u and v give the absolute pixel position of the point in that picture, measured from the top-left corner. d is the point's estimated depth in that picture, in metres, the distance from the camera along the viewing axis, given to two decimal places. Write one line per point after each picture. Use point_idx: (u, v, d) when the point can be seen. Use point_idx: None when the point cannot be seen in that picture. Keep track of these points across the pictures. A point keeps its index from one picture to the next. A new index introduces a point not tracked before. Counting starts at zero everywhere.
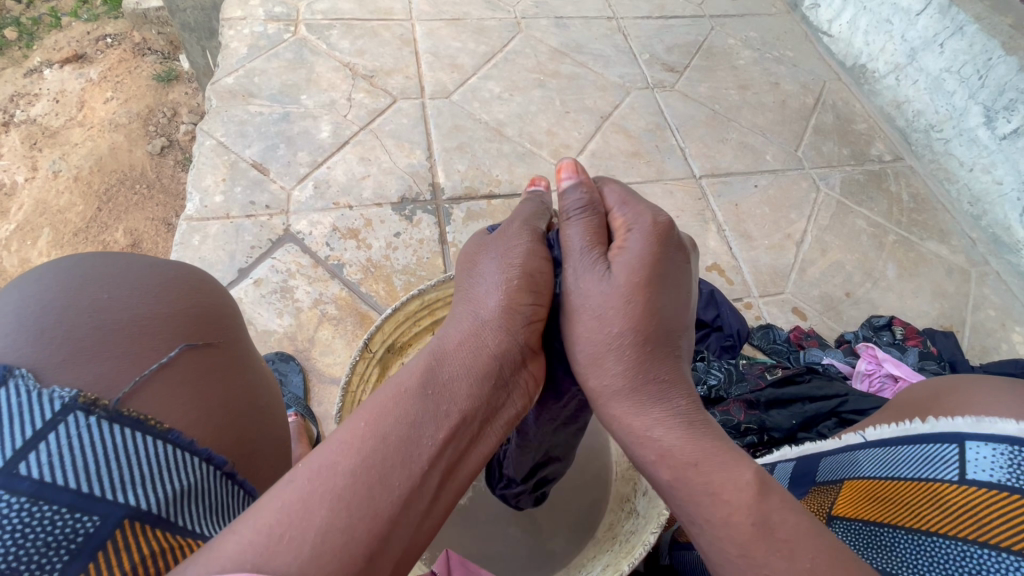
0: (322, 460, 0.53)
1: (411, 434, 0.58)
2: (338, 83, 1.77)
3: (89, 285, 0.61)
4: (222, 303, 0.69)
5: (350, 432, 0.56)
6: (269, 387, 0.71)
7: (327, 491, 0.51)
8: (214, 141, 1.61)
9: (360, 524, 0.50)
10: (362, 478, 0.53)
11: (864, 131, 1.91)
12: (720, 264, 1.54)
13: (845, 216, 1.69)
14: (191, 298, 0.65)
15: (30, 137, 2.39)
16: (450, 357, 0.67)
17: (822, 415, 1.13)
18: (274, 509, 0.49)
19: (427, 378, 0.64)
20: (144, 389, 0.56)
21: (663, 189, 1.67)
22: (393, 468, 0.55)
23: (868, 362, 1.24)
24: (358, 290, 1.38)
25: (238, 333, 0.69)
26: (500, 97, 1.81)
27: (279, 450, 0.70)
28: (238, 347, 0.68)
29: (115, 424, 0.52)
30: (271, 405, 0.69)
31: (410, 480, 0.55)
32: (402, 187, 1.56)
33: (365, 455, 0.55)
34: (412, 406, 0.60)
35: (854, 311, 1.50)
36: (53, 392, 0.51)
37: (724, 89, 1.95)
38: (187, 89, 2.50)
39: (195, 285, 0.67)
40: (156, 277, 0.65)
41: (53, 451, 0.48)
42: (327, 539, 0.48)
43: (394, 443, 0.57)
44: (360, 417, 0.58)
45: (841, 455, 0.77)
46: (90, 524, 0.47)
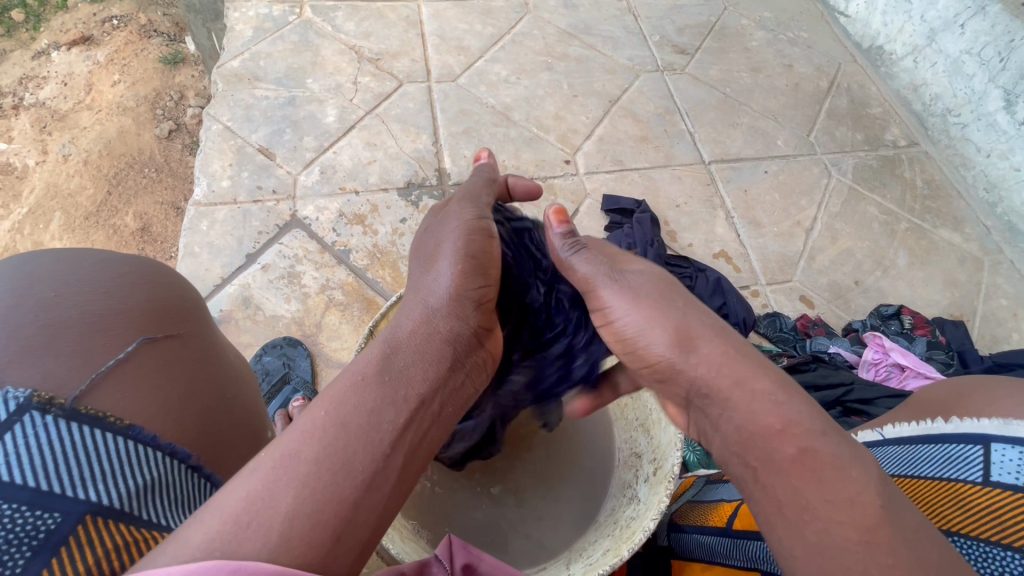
0: (283, 447, 0.53)
1: (372, 420, 0.58)
2: (344, 67, 1.75)
3: (39, 286, 0.61)
4: (181, 299, 0.69)
5: (310, 420, 0.56)
6: (238, 378, 0.71)
7: (292, 478, 0.51)
8: (221, 126, 1.61)
9: (325, 508, 0.50)
10: (325, 463, 0.53)
11: (879, 115, 1.87)
12: (727, 252, 1.53)
13: (857, 203, 1.66)
14: (142, 295, 0.64)
15: (40, 120, 2.39)
16: (404, 344, 0.69)
17: (827, 404, 1.11)
18: (241, 498, 0.49)
19: (385, 366, 0.64)
20: (102, 384, 0.56)
21: (671, 175, 1.65)
22: (355, 452, 0.55)
23: (874, 351, 1.23)
24: (365, 275, 1.38)
25: (200, 326, 0.69)
26: (508, 80, 1.79)
27: (253, 438, 0.69)
28: (202, 341, 0.68)
29: (73, 422, 0.52)
30: (239, 390, 0.69)
31: (372, 463, 0.55)
32: (408, 173, 1.55)
33: (327, 442, 0.54)
34: (372, 392, 0.61)
35: (863, 300, 1.48)
36: (8, 393, 0.51)
37: (735, 72, 1.91)
38: (194, 72, 2.49)
39: (147, 281, 0.67)
40: (108, 275, 0.64)
41: (11, 451, 0.48)
42: (296, 524, 0.48)
43: (354, 429, 0.57)
44: (319, 405, 0.58)
45: (862, 451, 0.79)
46: (51, 521, 0.47)
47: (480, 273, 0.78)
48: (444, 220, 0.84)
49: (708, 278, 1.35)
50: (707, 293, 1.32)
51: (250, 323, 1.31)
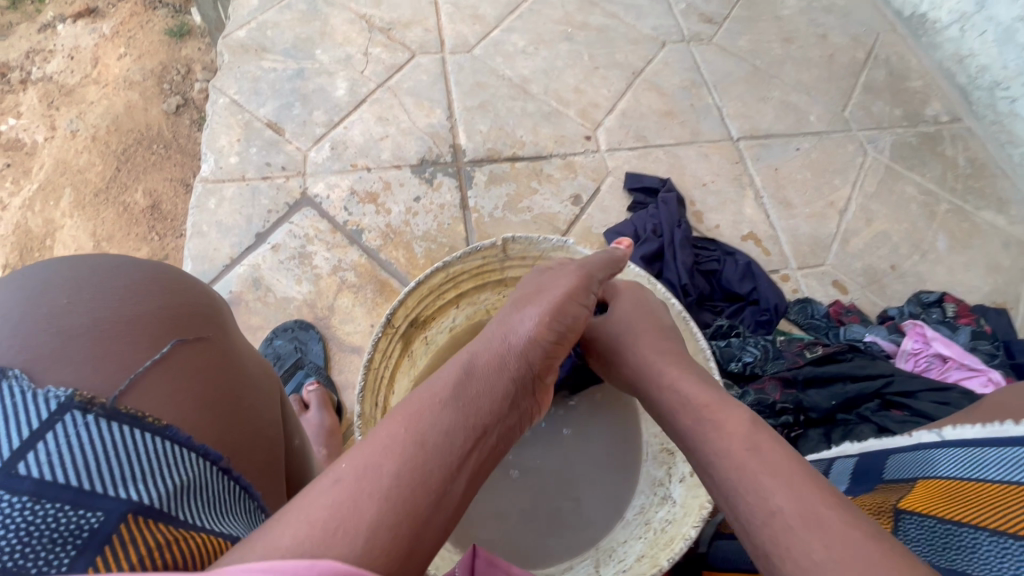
0: (367, 459, 0.50)
1: (448, 440, 0.55)
2: (353, 37, 1.67)
3: (53, 291, 0.54)
4: (206, 299, 0.62)
5: (388, 433, 0.53)
6: (264, 379, 0.65)
7: (373, 491, 0.47)
8: (228, 99, 1.55)
9: (403, 522, 0.47)
10: (406, 478, 0.50)
11: (919, 89, 1.75)
12: (756, 234, 1.45)
13: (894, 182, 1.57)
14: (161, 296, 0.57)
15: (48, 95, 2.34)
16: (479, 367, 0.66)
17: (865, 396, 1.06)
18: (324, 506, 0.45)
19: (460, 388, 0.61)
20: (138, 386, 0.50)
21: (697, 152, 1.56)
22: (431, 474, 0.51)
23: (914, 341, 1.16)
24: (378, 256, 1.34)
25: (227, 327, 0.62)
26: (525, 51, 1.70)
27: (276, 443, 0.63)
28: (231, 341, 0.61)
29: (114, 422, 0.47)
30: (265, 395, 0.63)
31: (443, 487, 0.51)
32: (422, 149, 1.49)
33: (407, 457, 0.51)
34: (450, 412, 0.58)
35: (899, 285, 1.41)
36: (47, 392, 0.46)
37: (766, 42, 1.80)
38: (200, 44, 2.41)
39: (167, 280, 0.59)
40: (124, 275, 0.58)
41: (52, 451, 0.44)
42: (377, 537, 0.44)
43: (433, 446, 0.53)
44: (398, 419, 0.55)
45: (917, 453, 0.73)
46: (94, 520, 0.42)
47: (565, 316, 0.80)
48: (552, 271, 0.90)
49: (737, 262, 1.29)
50: (736, 278, 1.27)
51: (260, 305, 1.27)
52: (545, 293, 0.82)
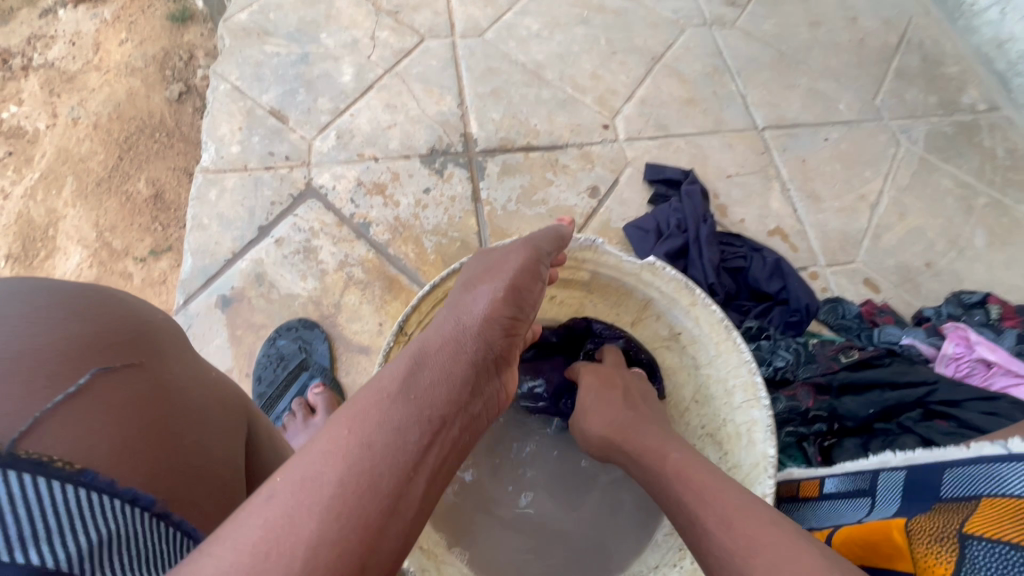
0: (305, 468, 0.44)
1: (398, 438, 0.49)
2: (360, 20, 1.60)
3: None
4: (141, 317, 0.54)
5: (327, 439, 0.47)
6: (220, 404, 0.57)
7: (313, 504, 0.42)
8: (229, 86, 1.48)
9: (351, 535, 0.42)
10: (352, 486, 0.44)
11: (955, 76, 1.66)
12: (783, 229, 1.38)
13: (929, 174, 1.49)
14: (83, 318, 0.50)
15: (49, 82, 2.27)
16: (432, 355, 0.59)
17: (906, 405, 0.99)
18: (257, 528, 0.40)
19: (409, 380, 0.55)
20: (48, 424, 0.44)
21: (721, 142, 1.49)
22: (382, 477, 0.46)
23: (956, 344, 1.09)
24: (386, 251, 1.27)
25: (167, 346, 0.55)
26: (539, 35, 1.62)
27: (235, 479, 0.56)
28: (172, 364, 0.54)
29: (13, 472, 0.40)
30: (219, 418, 0.56)
31: (396, 490, 0.46)
32: (431, 138, 1.42)
33: (352, 462, 0.45)
34: (398, 408, 0.51)
35: (935, 284, 1.33)
36: None
37: (793, 26, 1.71)
38: (203, 29, 2.33)
39: (94, 298, 0.52)
40: (44, 295, 0.50)
41: None
42: (320, 554, 0.40)
43: (379, 448, 0.47)
44: (340, 419, 0.49)
45: (979, 465, 0.67)
46: None
47: (523, 292, 0.71)
48: (506, 247, 0.80)
49: (765, 259, 1.22)
50: (764, 276, 1.20)
51: (264, 302, 1.22)
52: (504, 268, 0.73)
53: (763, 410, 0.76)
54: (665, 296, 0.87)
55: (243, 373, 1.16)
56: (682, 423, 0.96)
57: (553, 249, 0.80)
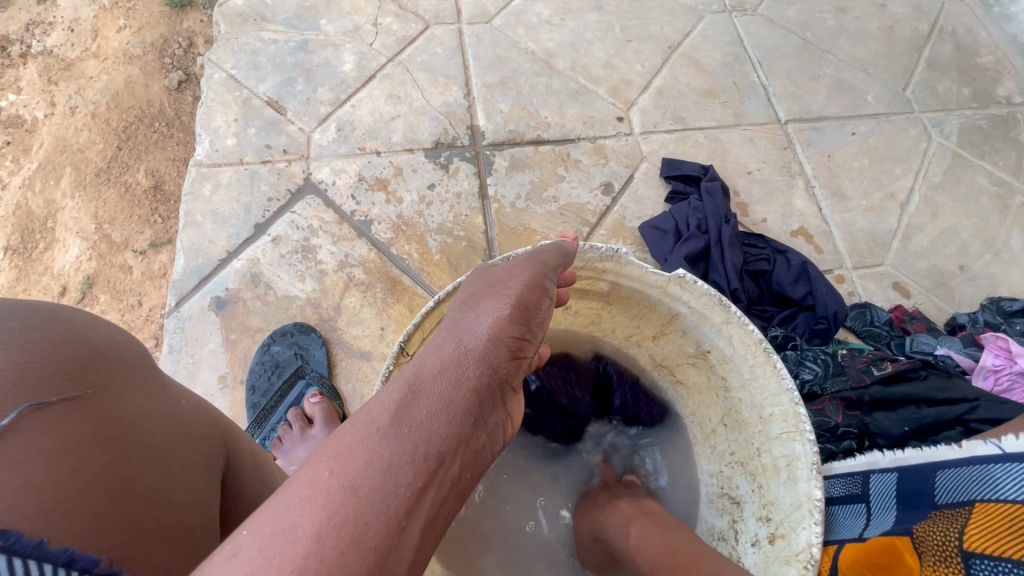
0: (280, 518, 0.40)
1: (386, 481, 0.43)
2: (362, 5, 1.52)
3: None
4: (81, 345, 0.48)
5: (307, 483, 0.42)
6: (181, 437, 0.50)
7: (285, 561, 0.37)
8: (224, 74, 1.41)
9: None
10: (330, 540, 0.39)
11: (990, 66, 1.57)
12: (807, 229, 1.31)
13: (962, 171, 1.40)
14: (14, 348, 0.44)
15: (46, 70, 2.20)
16: (432, 379, 0.52)
17: (944, 423, 0.92)
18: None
19: (403, 411, 0.48)
20: None
21: (742, 137, 1.41)
22: (367, 528, 0.40)
23: (995, 356, 1.01)
24: (389, 251, 1.21)
25: (116, 376, 0.48)
26: (550, 22, 1.53)
27: (205, 528, 0.48)
28: (121, 398, 0.47)
29: None
30: (183, 455, 0.49)
31: (381, 543, 0.40)
32: (436, 130, 1.34)
33: (331, 512, 0.40)
34: (388, 445, 0.45)
35: (969, 289, 1.26)
36: None
37: (818, 13, 1.62)
38: (203, 15, 2.25)
39: (27, 323, 0.46)
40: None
41: None
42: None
43: (364, 494, 0.41)
44: (324, 458, 0.44)
45: (970, 467, 0.71)
46: None
47: (527, 311, 0.63)
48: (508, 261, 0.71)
49: (790, 262, 1.15)
50: (789, 280, 1.13)
51: (260, 304, 1.16)
52: (508, 285, 0.64)
53: (806, 443, 0.69)
54: (695, 312, 0.80)
55: (237, 379, 1.11)
56: (708, 444, 0.91)
57: (560, 266, 0.71)
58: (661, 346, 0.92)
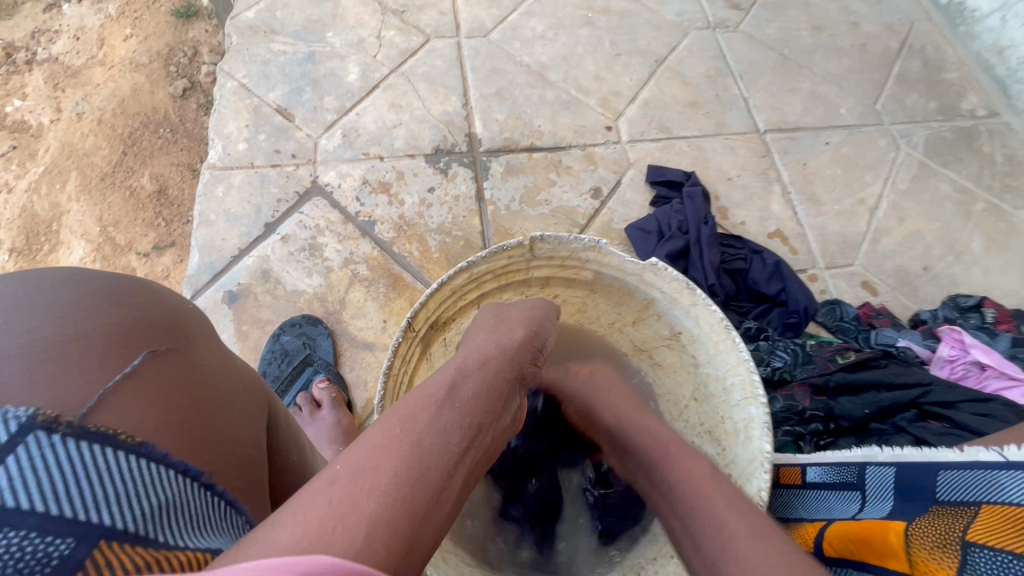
0: (362, 456, 0.45)
1: (444, 439, 0.50)
2: (366, 19, 1.61)
3: (11, 302, 0.48)
4: (179, 310, 0.55)
5: (384, 434, 0.48)
6: (251, 395, 0.58)
7: (373, 486, 0.43)
8: (236, 83, 1.50)
9: (404, 519, 0.42)
10: (407, 476, 0.45)
11: (955, 81, 1.67)
12: (783, 231, 1.40)
13: (927, 179, 1.50)
14: (130, 306, 0.51)
15: (53, 77, 2.27)
16: (470, 372, 0.61)
17: (901, 406, 1.02)
18: (323, 503, 0.41)
19: (453, 390, 0.56)
20: (108, 401, 0.44)
21: (723, 145, 1.50)
22: (430, 472, 0.47)
23: (950, 348, 1.11)
24: (391, 250, 1.29)
25: (205, 341, 0.56)
26: (544, 36, 1.63)
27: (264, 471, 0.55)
28: (214, 358, 0.55)
29: (84, 441, 0.40)
30: (251, 406, 0.56)
31: (441, 489, 0.47)
32: (436, 137, 1.43)
33: (408, 454, 0.47)
34: (444, 412, 0.53)
35: (932, 288, 1.35)
36: (5, 411, 0.39)
37: (795, 30, 1.72)
38: (208, 26, 2.33)
39: (130, 291, 0.53)
40: (86, 285, 0.51)
41: (14, 473, 0.37)
42: (379, 527, 0.40)
43: (429, 445, 0.49)
44: (392, 418, 0.51)
45: (975, 472, 0.69)
46: (64, 547, 0.36)
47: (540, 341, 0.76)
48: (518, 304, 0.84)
49: (764, 261, 1.24)
50: (763, 278, 1.22)
51: (270, 298, 1.24)
52: (533, 321, 0.79)
53: (759, 407, 0.77)
54: (667, 296, 0.89)
55: None
56: (682, 419, 0.98)
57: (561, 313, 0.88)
58: (640, 331, 1.01)
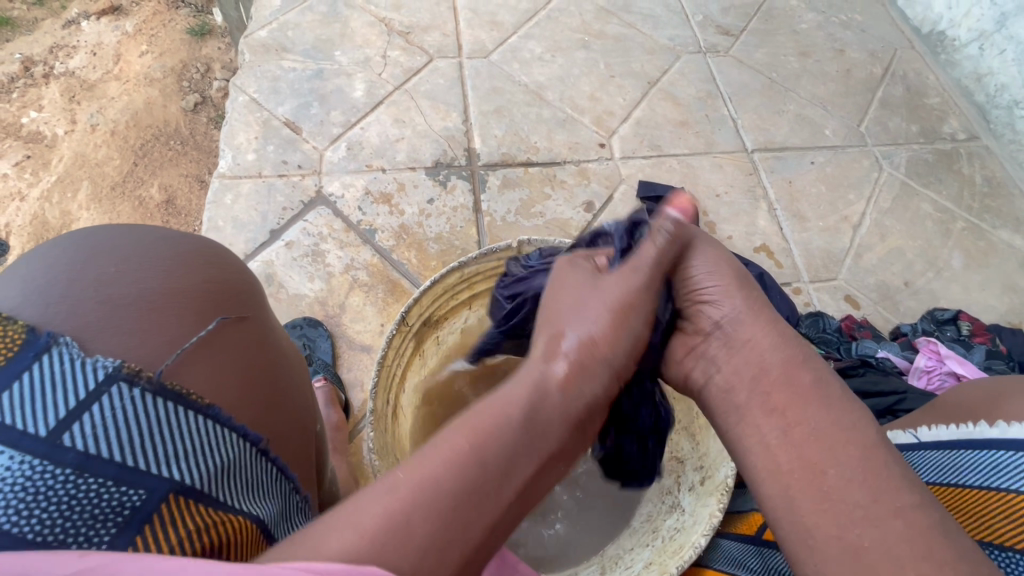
0: (430, 468, 0.48)
1: (523, 449, 0.53)
2: (373, 40, 1.69)
3: (101, 260, 0.59)
4: (239, 278, 0.67)
5: (461, 439, 0.51)
6: (291, 359, 0.71)
7: (430, 507, 0.46)
8: (247, 97, 1.57)
9: (456, 548, 0.46)
10: (467, 499, 0.48)
11: (936, 106, 1.74)
12: (769, 246, 1.45)
13: (909, 199, 1.56)
14: (204, 273, 0.63)
15: (69, 90, 2.35)
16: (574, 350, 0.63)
17: (876, 413, 1.05)
18: (378, 514, 0.44)
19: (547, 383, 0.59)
20: (185, 361, 0.56)
21: (712, 163, 1.56)
22: (497, 489, 0.50)
23: (927, 359, 1.15)
24: (390, 257, 1.34)
25: (258, 306, 0.69)
26: (542, 58, 1.71)
27: (302, 420, 0.69)
28: (263, 323, 0.68)
29: (160, 397, 0.52)
30: (292, 374, 0.70)
31: (501, 511, 0.50)
32: (437, 151, 1.50)
33: (476, 468, 0.49)
34: (529, 411, 0.55)
35: (912, 302, 1.40)
36: (97, 361, 0.50)
37: (783, 56, 1.80)
38: (221, 44, 2.43)
39: (211, 261, 0.65)
40: (175, 249, 0.64)
41: (97, 423, 0.48)
42: (428, 560, 0.44)
43: (502, 459, 0.51)
44: (476, 416, 0.53)
45: (893, 452, 0.78)
46: (137, 498, 0.48)
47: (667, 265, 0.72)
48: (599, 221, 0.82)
49: (749, 273, 1.27)
50: None
51: (273, 301, 1.29)
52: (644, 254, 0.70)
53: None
54: None
55: None
56: None
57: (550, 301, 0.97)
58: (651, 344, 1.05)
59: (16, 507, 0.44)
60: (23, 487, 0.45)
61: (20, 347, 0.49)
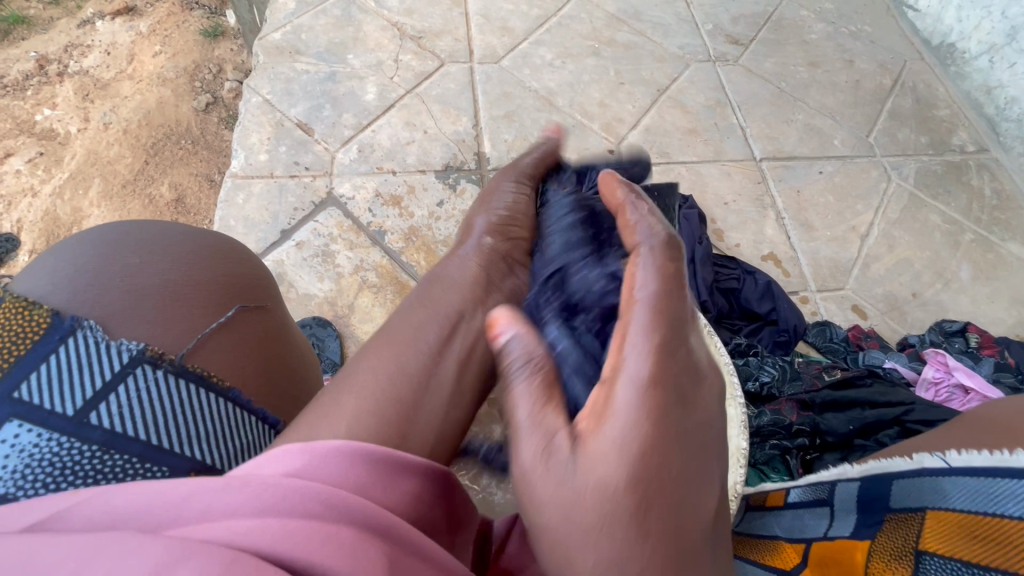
0: (349, 371, 0.63)
1: (415, 337, 0.69)
2: (385, 43, 1.71)
3: (126, 249, 0.61)
4: (257, 269, 0.68)
5: (372, 351, 0.67)
6: (306, 350, 0.72)
7: (352, 388, 0.60)
8: (260, 99, 1.59)
9: (388, 407, 0.59)
10: (382, 372, 0.63)
11: (946, 118, 1.74)
12: (777, 254, 1.45)
13: (918, 210, 1.56)
14: (228, 265, 0.64)
15: (83, 88, 2.38)
16: (443, 285, 0.79)
17: (884, 423, 1.07)
18: (315, 413, 0.56)
19: (425, 299, 0.76)
20: (205, 346, 0.58)
21: (720, 171, 1.57)
22: (407, 366, 0.65)
23: (935, 370, 1.16)
24: (399, 258, 1.36)
25: (278, 299, 0.70)
26: (552, 64, 1.72)
27: None
28: (281, 315, 0.69)
29: (182, 379, 0.54)
30: (306, 365, 0.70)
31: (420, 363, 0.66)
32: (447, 155, 1.51)
33: (379, 358, 0.65)
34: (416, 317, 0.73)
35: (920, 313, 1.40)
36: (121, 345, 0.53)
37: (792, 66, 1.80)
38: (234, 45, 2.46)
39: (233, 253, 0.66)
40: (199, 241, 0.65)
41: (123, 403, 0.51)
42: (359, 423, 0.56)
43: (401, 344, 0.68)
44: (379, 337, 0.70)
45: (919, 478, 0.71)
46: (160, 473, 0.51)
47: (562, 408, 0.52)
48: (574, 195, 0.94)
49: (757, 281, 1.29)
50: (756, 296, 1.27)
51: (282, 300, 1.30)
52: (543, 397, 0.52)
53: (738, 407, 0.90)
54: None
55: None
56: None
57: None
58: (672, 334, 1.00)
59: (47, 479, 0.48)
60: (50, 462, 0.48)
61: (46, 330, 0.52)
